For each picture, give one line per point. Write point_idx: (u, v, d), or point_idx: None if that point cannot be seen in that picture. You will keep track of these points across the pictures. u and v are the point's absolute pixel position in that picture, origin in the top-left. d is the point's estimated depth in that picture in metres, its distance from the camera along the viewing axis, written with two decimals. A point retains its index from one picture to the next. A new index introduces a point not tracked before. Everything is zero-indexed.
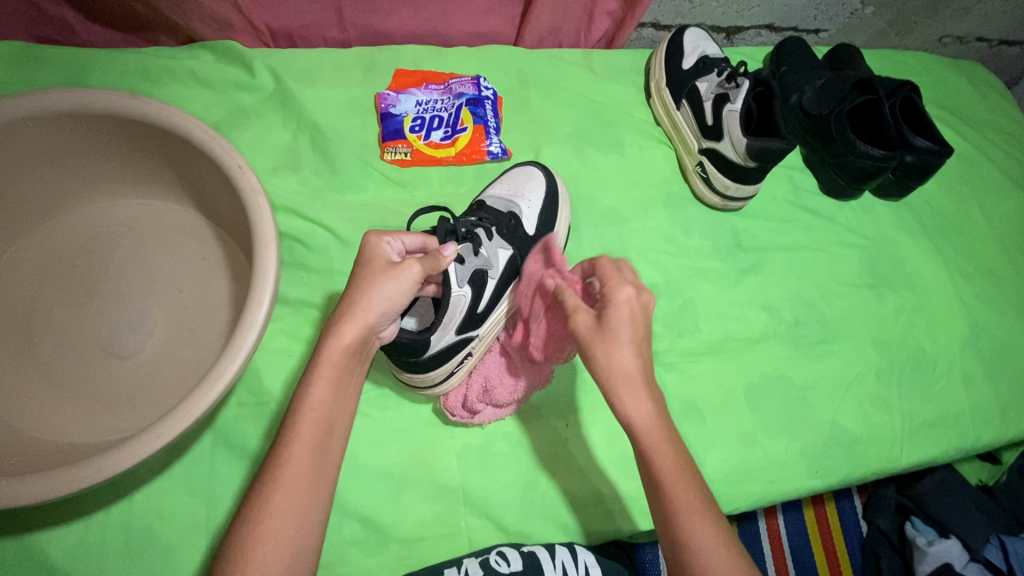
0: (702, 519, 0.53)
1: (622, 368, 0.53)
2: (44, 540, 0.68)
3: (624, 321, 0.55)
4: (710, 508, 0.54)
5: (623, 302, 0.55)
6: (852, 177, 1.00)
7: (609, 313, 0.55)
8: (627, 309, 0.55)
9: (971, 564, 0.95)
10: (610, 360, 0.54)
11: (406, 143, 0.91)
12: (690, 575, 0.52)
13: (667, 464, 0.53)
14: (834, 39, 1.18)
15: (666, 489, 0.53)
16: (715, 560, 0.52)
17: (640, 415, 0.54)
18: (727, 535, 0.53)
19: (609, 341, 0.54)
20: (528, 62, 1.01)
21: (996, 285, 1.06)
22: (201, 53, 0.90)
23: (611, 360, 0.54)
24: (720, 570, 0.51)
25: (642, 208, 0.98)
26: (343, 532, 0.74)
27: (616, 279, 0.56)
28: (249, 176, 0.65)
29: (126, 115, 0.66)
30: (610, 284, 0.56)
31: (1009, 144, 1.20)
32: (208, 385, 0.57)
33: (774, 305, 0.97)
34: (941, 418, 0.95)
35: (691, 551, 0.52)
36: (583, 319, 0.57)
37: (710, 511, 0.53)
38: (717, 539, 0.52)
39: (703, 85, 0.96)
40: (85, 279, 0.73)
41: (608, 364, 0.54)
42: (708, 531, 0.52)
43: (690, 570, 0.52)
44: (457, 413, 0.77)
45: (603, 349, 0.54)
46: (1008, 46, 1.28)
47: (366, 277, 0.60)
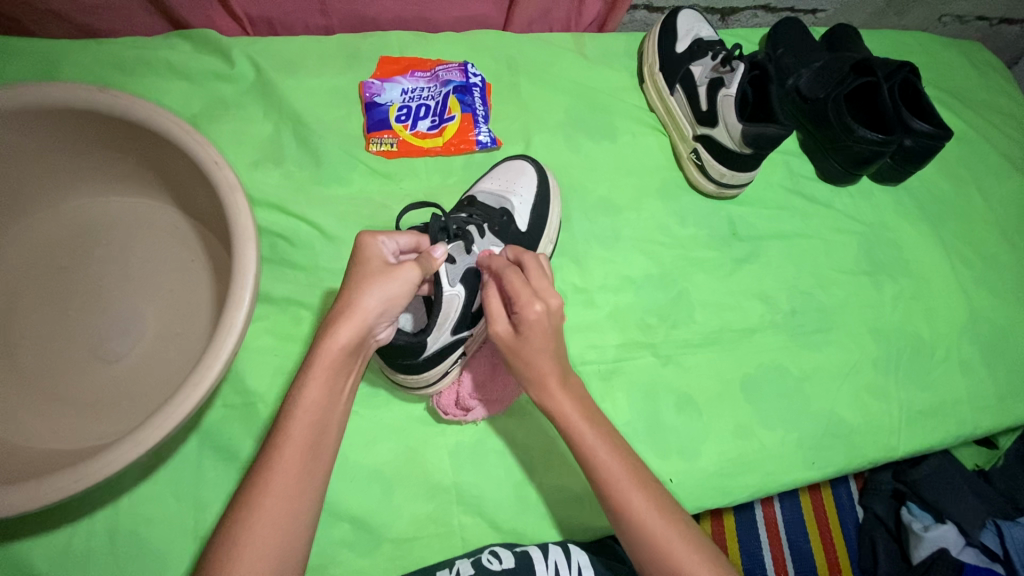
0: (634, 489, 0.60)
1: (539, 367, 0.61)
2: (29, 548, 0.67)
3: (539, 334, 0.59)
4: (645, 481, 0.61)
5: (532, 318, 0.59)
6: (850, 162, 0.98)
7: (524, 328, 0.59)
8: (538, 324, 0.59)
9: (967, 549, 0.95)
10: (530, 364, 0.61)
11: (392, 133, 0.88)
12: (633, 542, 0.59)
13: (593, 445, 0.62)
14: (832, 19, 1.15)
15: (597, 471, 0.61)
16: (651, 522, 0.59)
17: (561, 405, 0.62)
18: (661, 501, 0.61)
19: (529, 350, 0.60)
20: (517, 48, 0.98)
21: (994, 269, 1.05)
22: (177, 43, 0.86)
23: (530, 361, 0.61)
24: (659, 533, 0.58)
25: (636, 196, 0.96)
26: (334, 533, 0.73)
27: (523, 295, 0.59)
28: (226, 172, 0.62)
29: (97, 110, 0.64)
30: (517, 300, 0.59)
31: (1009, 125, 1.18)
32: (188, 389, 0.55)
33: (770, 294, 0.95)
34: (939, 406, 0.94)
35: (630, 521, 0.59)
36: (503, 327, 0.61)
37: (638, 481, 0.61)
38: (653, 508, 0.60)
39: (696, 69, 0.94)
40: (61, 280, 0.70)
41: (529, 366, 0.61)
42: (641, 499, 0.60)
43: (634, 538, 0.59)
44: (450, 411, 0.75)
45: (523, 357, 0.61)
46: (1008, 25, 1.25)
47: (363, 277, 0.58)
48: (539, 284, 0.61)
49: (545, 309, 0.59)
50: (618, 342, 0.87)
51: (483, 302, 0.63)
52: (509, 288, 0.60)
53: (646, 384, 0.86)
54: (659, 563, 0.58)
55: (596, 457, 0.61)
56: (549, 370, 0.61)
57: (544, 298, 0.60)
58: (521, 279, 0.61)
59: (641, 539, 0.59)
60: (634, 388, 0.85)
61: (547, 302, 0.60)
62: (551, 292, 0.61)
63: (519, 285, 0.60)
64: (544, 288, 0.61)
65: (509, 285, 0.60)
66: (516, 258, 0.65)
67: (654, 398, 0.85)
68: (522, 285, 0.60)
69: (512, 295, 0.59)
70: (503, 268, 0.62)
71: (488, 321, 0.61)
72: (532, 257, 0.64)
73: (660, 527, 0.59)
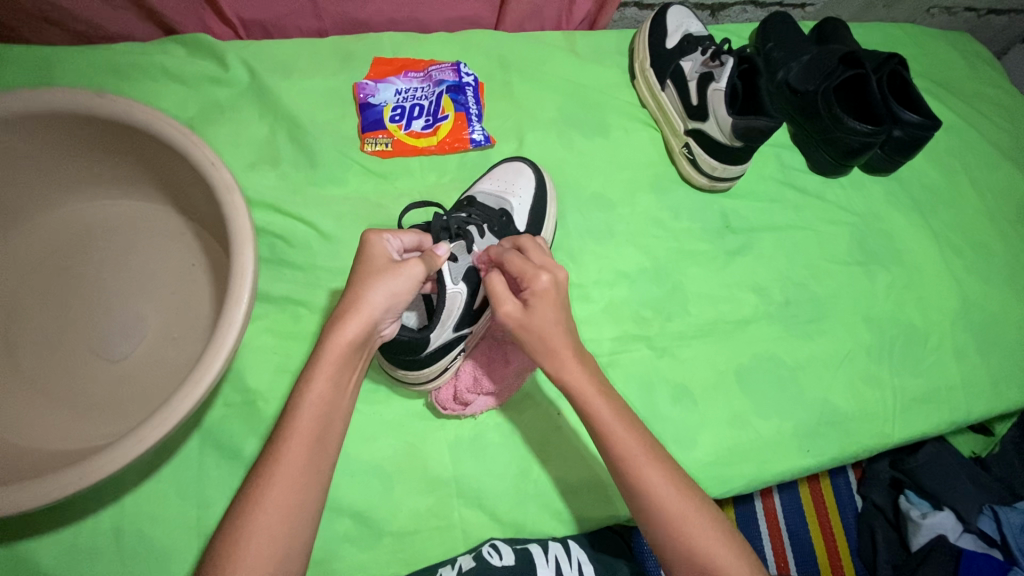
0: (651, 467, 0.60)
1: (552, 340, 0.60)
2: (34, 547, 0.67)
3: (548, 305, 0.60)
4: (660, 457, 0.61)
5: (541, 288, 0.60)
6: (840, 154, 0.99)
7: (534, 300, 0.60)
8: (547, 293, 0.60)
9: (965, 535, 0.95)
10: (541, 338, 0.60)
11: (387, 133, 0.89)
12: (651, 518, 0.60)
13: (611, 424, 0.61)
14: (821, 13, 1.16)
15: (616, 449, 0.61)
16: (668, 501, 0.59)
17: (580, 382, 0.61)
18: (677, 479, 0.61)
19: (541, 324, 0.60)
20: (509, 47, 0.99)
21: (986, 257, 1.06)
22: (173, 47, 0.88)
23: (543, 334, 0.60)
24: (676, 512, 0.59)
25: (629, 192, 0.97)
26: (336, 528, 0.73)
27: (529, 269, 0.60)
28: (223, 172, 0.63)
29: (95, 114, 0.64)
30: (525, 273, 0.61)
31: (998, 115, 1.19)
32: (191, 385, 0.56)
33: (764, 285, 0.96)
34: (932, 392, 0.95)
35: (649, 500, 0.59)
36: (511, 306, 0.60)
37: (654, 457, 0.61)
38: (671, 484, 0.60)
39: (686, 65, 0.95)
40: (63, 283, 0.71)
41: (543, 343, 0.60)
42: (658, 478, 0.60)
43: (652, 517, 0.59)
44: (450, 406, 0.76)
45: (535, 330, 0.60)
46: (996, 15, 1.26)
47: (368, 273, 0.59)
48: (541, 259, 0.63)
49: (552, 278, 0.60)
50: (614, 335, 0.88)
51: (487, 286, 0.62)
52: (513, 268, 0.62)
53: (642, 376, 0.87)
54: (677, 541, 0.58)
55: (613, 433, 0.60)
56: (563, 346, 0.61)
57: (550, 270, 0.61)
58: (525, 256, 0.63)
59: (661, 518, 0.59)
60: (630, 381, 0.86)
61: (553, 272, 0.61)
62: (554, 265, 0.62)
63: (524, 261, 0.62)
64: (547, 262, 0.63)
65: (514, 264, 0.62)
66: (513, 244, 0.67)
67: (650, 389, 0.86)
68: (526, 262, 0.61)
69: (520, 269, 0.61)
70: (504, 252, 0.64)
71: (495, 301, 0.61)
72: (529, 238, 0.66)
73: (678, 505, 0.59)
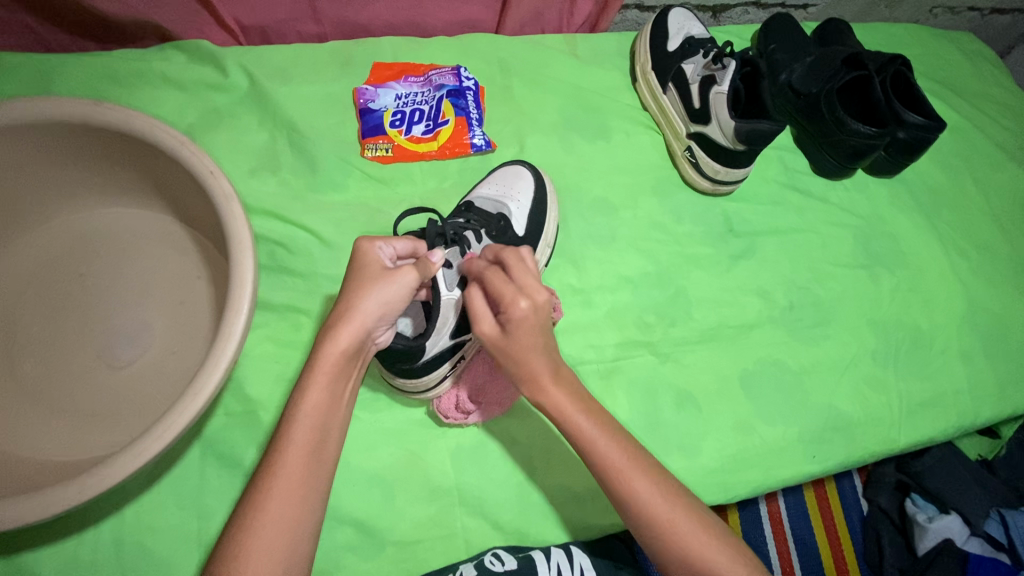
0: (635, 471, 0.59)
1: (530, 367, 0.59)
2: (35, 558, 0.67)
3: (526, 331, 0.57)
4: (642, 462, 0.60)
5: (518, 316, 0.56)
6: (844, 156, 0.98)
7: (511, 325, 0.57)
8: (525, 320, 0.57)
9: (972, 539, 0.95)
10: (520, 364, 0.58)
11: (387, 139, 0.89)
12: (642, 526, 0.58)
13: (594, 440, 0.59)
14: (823, 13, 1.15)
15: (601, 463, 0.59)
16: (658, 510, 0.58)
17: (555, 402, 0.59)
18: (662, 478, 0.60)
19: (515, 350, 0.58)
20: (509, 50, 0.98)
21: (991, 259, 1.05)
22: (172, 54, 0.87)
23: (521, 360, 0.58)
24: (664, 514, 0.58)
25: (631, 195, 0.96)
26: (338, 538, 0.73)
27: (507, 293, 0.57)
28: (222, 181, 0.63)
29: (93, 123, 0.64)
30: (503, 299, 0.57)
31: (1003, 115, 1.18)
32: (190, 397, 0.56)
33: (768, 289, 0.95)
34: (939, 397, 0.94)
35: (639, 511, 0.58)
36: (489, 327, 0.59)
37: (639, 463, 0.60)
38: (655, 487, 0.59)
39: (688, 67, 0.94)
40: (62, 292, 0.71)
41: (518, 366, 0.58)
42: (644, 484, 0.59)
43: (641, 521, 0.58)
44: (451, 415, 0.76)
45: (512, 357, 0.58)
46: (1000, 15, 1.25)
47: (362, 281, 0.58)
48: (523, 280, 0.59)
49: (531, 304, 0.57)
50: (616, 341, 0.87)
51: (467, 303, 0.61)
52: (491, 289, 0.59)
53: (645, 382, 0.86)
54: (674, 553, 0.57)
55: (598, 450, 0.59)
56: (541, 369, 0.59)
57: (530, 294, 0.57)
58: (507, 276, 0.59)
59: (657, 530, 0.58)
60: (634, 386, 0.85)
61: (532, 297, 0.57)
62: (538, 287, 0.58)
63: (504, 283, 0.58)
64: (528, 284, 0.58)
65: (493, 285, 0.58)
66: (496, 256, 0.63)
67: (654, 396, 0.86)
68: (506, 284, 0.58)
69: (499, 293, 0.57)
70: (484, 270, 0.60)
71: (474, 322, 0.59)
72: (512, 251, 0.62)
73: (667, 509, 0.58)
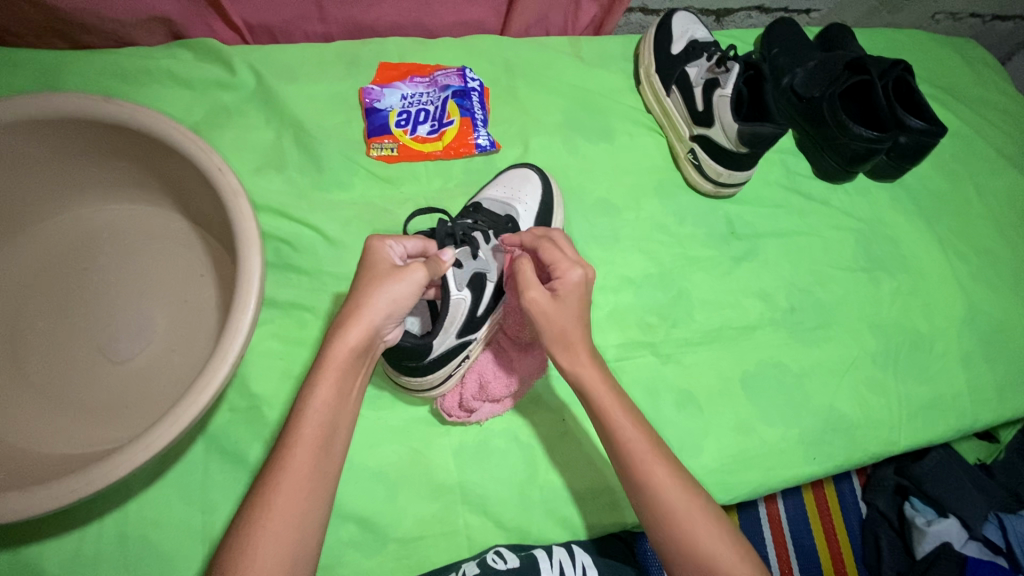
0: (657, 463, 0.60)
1: (572, 335, 0.62)
2: (39, 551, 0.67)
3: (578, 299, 0.61)
4: (666, 455, 0.61)
5: (575, 280, 0.61)
6: (845, 160, 0.99)
7: (564, 290, 0.61)
8: (577, 287, 0.61)
9: (970, 543, 0.95)
10: (563, 330, 0.61)
11: (392, 138, 0.89)
12: (657, 521, 0.59)
13: (620, 424, 0.61)
14: (826, 19, 1.16)
15: (624, 447, 0.61)
16: (673, 498, 0.58)
17: (589, 380, 0.62)
18: (681, 476, 0.60)
19: (564, 312, 0.61)
20: (514, 52, 0.99)
21: (991, 264, 1.06)
22: (179, 52, 0.88)
23: (566, 327, 0.61)
24: (680, 508, 0.58)
25: (634, 197, 0.97)
26: (341, 534, 0.73)
27: (564, 261, 0.61)
28: (229, 178, 0.63)
29: (102, 120, 0.65)
30: (560, 265, 0.61)
31: (1004, 121, 1.19)
32: (198, 392, 0.56)
33: (769, 291, 0.96)
34: (939, 399, 0.95)
35: (652, 494, 0.59)
36: (538, 292, 0.61)
37: (663, 456, 0.61)
38: (675, 482, 0.59)
39: (691, 70, 0.95)
40: (67, 287, 0.71)
41: (563, 332, 0.61)
42: (663, 473, 0.59)
43: (656, 516, 0.59)
44: (454, 413, 0.76)
45: (559, 320, 0.61)
46: (1001, 21, 1.26)
47: (371, 279, 0.59)
48: (573, 253, 0.64)
49: (584, 274, 0.61)
50: (619, 341, 0.88)
51: (516, 271, 0.63)
52: (547, 257, 0.63)
53: (647, 383, 0.87)
54: (680, 545, 0.57)
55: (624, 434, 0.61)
56: (581, 339, 0.62)
57: (582, 266, 0.62)
58: (560, 249, 0.64)
59: (665, 518, 0.58)
60: (636, 386, 0.86)
61: (585, 269, 0.62)
62: (586, 262, 0.63)
63: (561, 253, 0.63)
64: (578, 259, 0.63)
65: (549, 253, 0.63)
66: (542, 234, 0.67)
67: (656, 396, 0.86)
68: (564, 253, 0.63)
69: (558, 259, 0.62)
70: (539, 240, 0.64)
71: (523, 286, 0.62)
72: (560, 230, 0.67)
73: (682, 501, 0.58)
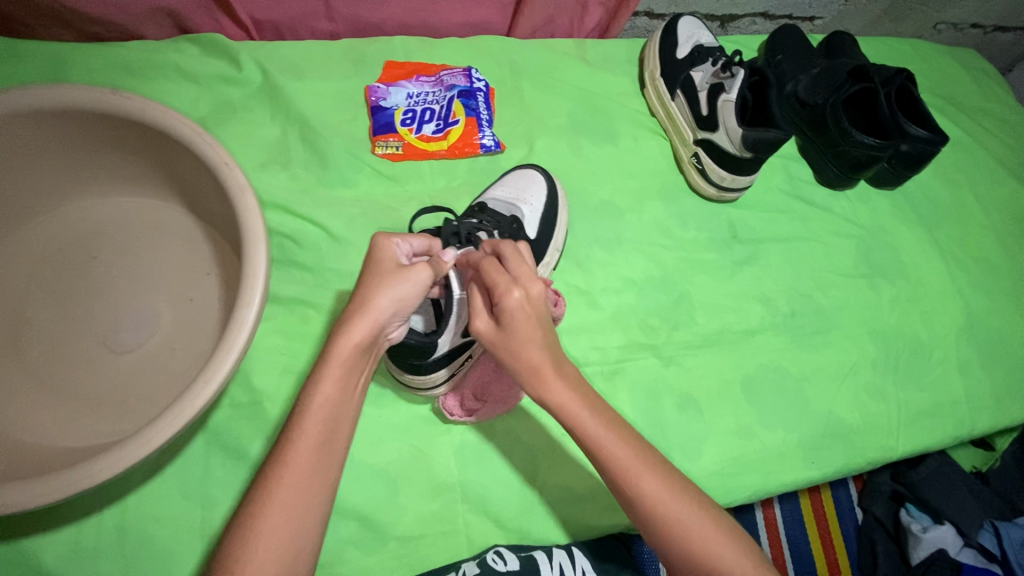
0: (639, 465, 0.55)
1: (531, 363, 0.55)
2: (37, 544, 0.67)
3: (523, 324, 0.55)
4: (646, 453, 0.57)
5: (512, 306, 0.55)
6: (846, 166, 1.00)
7: (504, 318, 0.55)
8: (520, 311, 0.55)
9: (965, 550, 0.96)
10: (517, 357, 0.55)
11: (397, 137, 0.89)
12: (650, 525, 0.55)
13: (596, 434, 0.55)
14: (829, 27, 1.17)
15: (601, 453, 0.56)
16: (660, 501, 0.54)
17: (559, 398, 0.55)
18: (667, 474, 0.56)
19: (511, 342, 0.55)
20: (520, 53, 0.99)
21: (989, 272, 1.06)
22: (186, 46, 0.87)
23: (520, 356, 0.55)
24: (670, 509, 0.54)
25: (638, 200, 0.97)
26: (341, 532, 0.73)
27: (501, 284, 0.55)
28: (236, 172, 0.63)
29: (109, 112, 0.64)
30: (496, 289, 0.55)
31: (1003, 131, 1.20)
32: (201, 386, 0.56)
33: (770, 295, 0.96)
34: (937, 406, 0.95)
35: (635, 497, 0.55)
36: (485, 322, 0.57)
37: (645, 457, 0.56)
38: (659, 482, 0.55)
39: (697, 75, 0.96)
40: (69, 280, 0.71)
41: (519, 361, 0.55)
42: (647, 476, 0.55)
43: (647, 519, 0.55)
44: (455, 412, 0.76)
45: (510, 349, 0.55)
46: (1002, 32, 1.27)
47: (377, 276, 0.59)
48: (517, 270, 0.57)
49: (524, 296, 0.55)
50: (621, 343, 0.88)
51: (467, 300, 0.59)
52: (487, 278, 0.57)
53: (647, 384, 0.87)
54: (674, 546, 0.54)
55: (603, 449, 0.55)
56: (542, 361, 0.55)
57: (524, 285, 0.56)
58: (500, 267, 0.58)
59: (653, 516, 0.55)
60: (637, 388, 0.86)
61: (526, 288, 0.56)
62: (532, 278, 0.57)
63: (499, 273, 0.57)
64: (523, 274, 0.57)
65: (487, 275, 0.57)
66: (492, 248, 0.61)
67: (656, 398, 0.86)
68: (500, 273, 0.56)
69: (493, 283, 0.56)
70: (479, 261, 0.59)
71: (470, 317, 0.58)
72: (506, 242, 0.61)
73: (671, 506, 0.54)
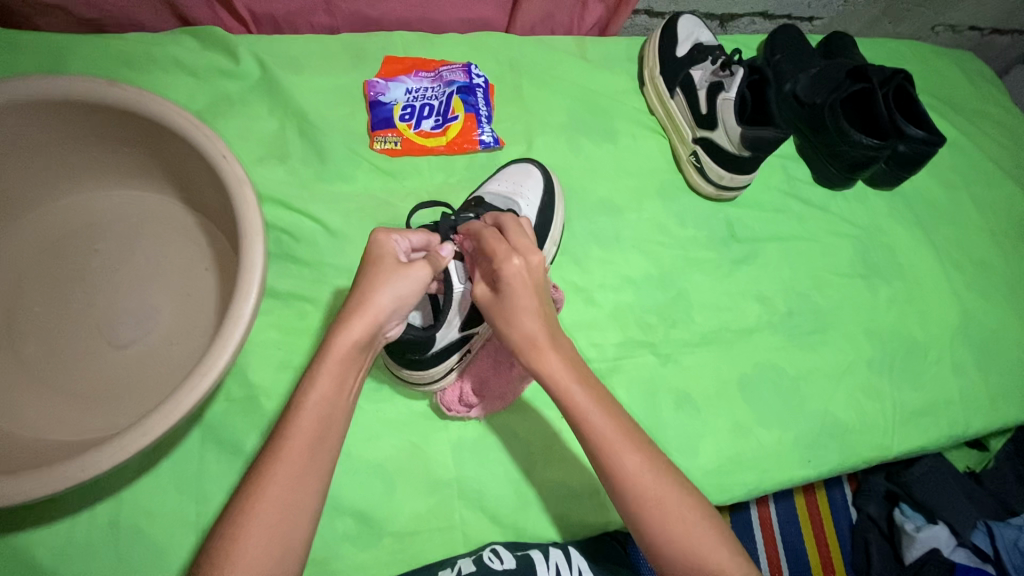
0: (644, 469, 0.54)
1: (526, 330, 0.55)
2: (30, 539, 0.66)
3: (518, 288, 0.55)
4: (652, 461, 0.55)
5: (508, 270, 0.55)
6: (844, 166, 1.00)
7: (500, 284, 0.56)
8: (516, 276, 0.56)
9: (959, 549, 0.96)
10: (511, 323, 0.56)
11: (396, 132, 0.89)
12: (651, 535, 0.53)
13: (604, 438, 0.54)
14: (828, 27, 1.17)
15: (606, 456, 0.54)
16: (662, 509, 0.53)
17: (557, 374, 0.55)
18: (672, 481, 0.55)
19: (505, 306, 0.56)
20: (520, 50, 0.99)
21: (985, 273, 1.07)
22: (184, 39, 0.87)
23: (514, 321, 0.56)
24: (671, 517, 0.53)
25: (636, 198, 0.97)
26: (337, 528, 0.73)
27: (499, 249, 0.57)
28: (234, 166, 0.63)
29: (106, 103, 0.64)
30: (495, 254, 0.57)
31: (1000, 133, 1.21)
32: (194, 381, 0.56)
33: (768, 294, 0.96)
34: (932, 405, 0.96)
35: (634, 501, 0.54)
36: (483, 288, 0.59)
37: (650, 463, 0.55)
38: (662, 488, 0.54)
39: (696, 73, 0.96)
40: (64, 273, 0.71)
41: (513, 328, 0.56)
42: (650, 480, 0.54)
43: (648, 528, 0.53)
44: (454, 408, 0.76)
45: (504, 312, 0.56)
46: (999, 35, 1.28)
47: (376, 273, 0.59)
48: (517, 240, 0.59)
49: (523, 262, 0.56)
50: (619, 341, 0.88)
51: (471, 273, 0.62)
52: (486, 245, 0.58)
53: (645, 382, 0.87)
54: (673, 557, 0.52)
55: (591, 425, 0.54)
56: (537, 329, 0.55)
57: (523, 253, 0.57)
58: (501, 237, 0.59)
59: (652, 523, 0.53)
60: (634, 386, 0.86)
61: (526, 256, 0.57)
62: (531, 248, 0.58)
63: (498, 240, 0.58)
64: (523, 244, 0.58)
65: (487, 242, 0.58)
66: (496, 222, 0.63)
67: (653, 397, 0.86)
68: (500, 241, 0.58)
69: (491, 249, 0.57)
70: (481, 229, 0.61)
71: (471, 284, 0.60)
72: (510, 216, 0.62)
73: (657, 486, 0.54)
